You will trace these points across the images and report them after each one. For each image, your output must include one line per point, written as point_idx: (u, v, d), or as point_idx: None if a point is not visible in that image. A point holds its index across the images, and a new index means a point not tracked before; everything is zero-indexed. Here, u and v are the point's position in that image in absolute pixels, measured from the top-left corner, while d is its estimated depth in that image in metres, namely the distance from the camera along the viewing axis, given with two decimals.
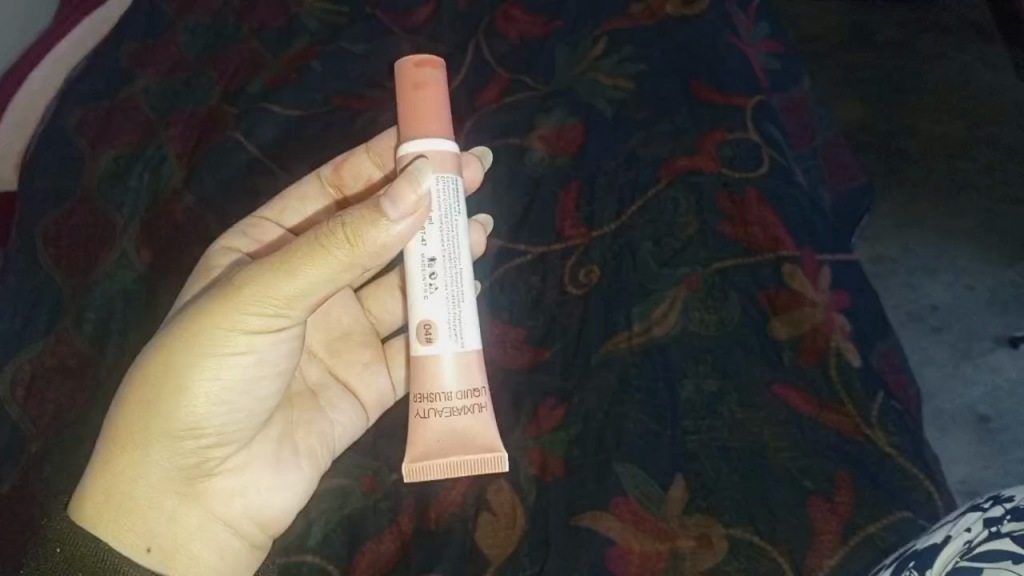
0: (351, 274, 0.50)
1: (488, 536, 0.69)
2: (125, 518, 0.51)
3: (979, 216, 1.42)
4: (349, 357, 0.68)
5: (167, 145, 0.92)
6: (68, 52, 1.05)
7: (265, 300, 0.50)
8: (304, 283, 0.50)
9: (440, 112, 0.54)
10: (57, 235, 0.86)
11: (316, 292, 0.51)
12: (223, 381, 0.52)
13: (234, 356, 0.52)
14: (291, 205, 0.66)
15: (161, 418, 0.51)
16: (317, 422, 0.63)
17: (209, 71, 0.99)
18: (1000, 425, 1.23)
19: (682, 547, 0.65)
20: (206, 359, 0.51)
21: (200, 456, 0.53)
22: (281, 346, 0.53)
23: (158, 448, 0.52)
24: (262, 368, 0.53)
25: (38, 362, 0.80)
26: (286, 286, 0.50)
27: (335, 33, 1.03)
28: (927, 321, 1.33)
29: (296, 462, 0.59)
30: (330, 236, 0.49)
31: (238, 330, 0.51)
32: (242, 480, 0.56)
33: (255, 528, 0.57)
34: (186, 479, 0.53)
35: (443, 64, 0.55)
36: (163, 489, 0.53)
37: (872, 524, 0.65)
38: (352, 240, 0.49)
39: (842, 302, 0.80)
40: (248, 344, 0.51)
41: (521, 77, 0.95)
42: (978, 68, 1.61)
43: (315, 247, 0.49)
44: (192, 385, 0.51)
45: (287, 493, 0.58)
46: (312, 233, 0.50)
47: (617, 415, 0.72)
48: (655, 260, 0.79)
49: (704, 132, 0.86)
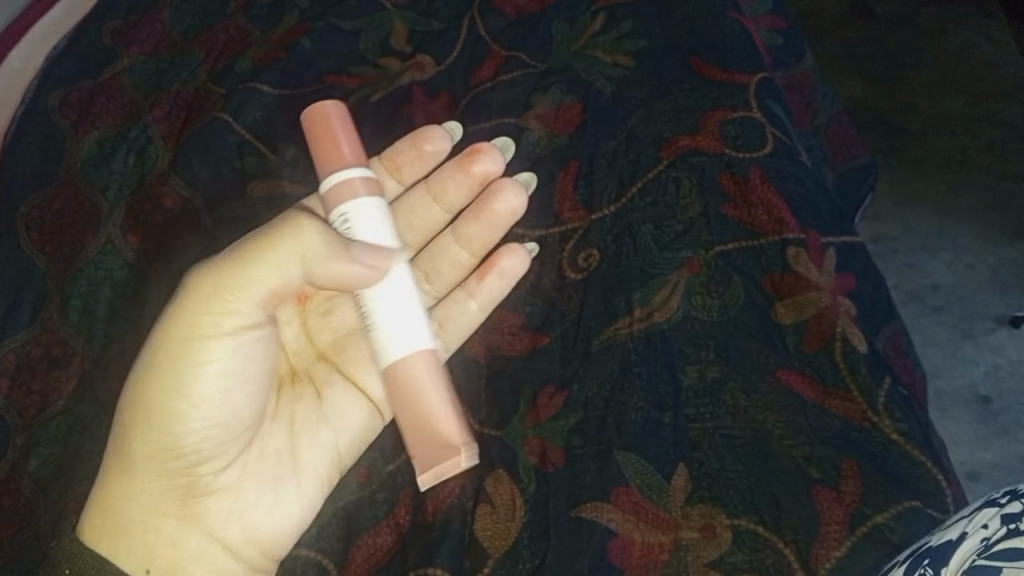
0: (297, 267, 0.55)
1: (487, 529, 0.68)
2: (123, 541, 0.57)
3: (981, 194, 1.41)
4: (353, 352, 0.68)
5: (153, 126, 0.89)
6: (50, 30, 1.01)
7: (215, 315, 0.56)
8: (249, 292, 0.55)
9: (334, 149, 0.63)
10: (39, 220, 0.84)
11: (263, 289, 0.55)
12: (189, 394, 0.57)
13: (198, 369, 0.57)
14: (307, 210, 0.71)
15: (143, 442, 0.58)
16: (321, 435, 0.64)
17: (196, 50, 0.96)
18: (1002, 406, 1.22)
19: (685, 539, 0.64)
20: (174, 379, 0.57)
21: (187, 475, 0.59)
22: (244, 352, 0.58)
23: (144, 469, 0.58)
24: (230, 381, 0.58)
25: (22, 351, 0.78)
26: (234, 292, 0.55)
27: (325, 8, 1.00)
28: (927, 301, 1.31)
29: (294, 480, 0.63)
30: (270, 242, 0.54)
31: (197, 341, 0.56)
32: (234, 498, 0.60)
33: (255, 547, 0.61)
34: (180, 500, 0.59)
35: (325, 103, 0.64)
36: (159, 512, 0.59)
37: (879, 513, 0.63)
38: (291, 238, 0.54)
39: (847, 285, 0.78)
40: (208, 354, 0.57)
41: (518, 55, 0.92)
42: (980, 43, 1.59)
43: (255, 251, 0.54)
44: (163, 406, 0.57)
45: (284, 509, 0.62)
46: (254, 241, 0.55)
47: (619, 403, 0.71)
48: (656, 244, 0.77)
49: (706, 111, 0.83)
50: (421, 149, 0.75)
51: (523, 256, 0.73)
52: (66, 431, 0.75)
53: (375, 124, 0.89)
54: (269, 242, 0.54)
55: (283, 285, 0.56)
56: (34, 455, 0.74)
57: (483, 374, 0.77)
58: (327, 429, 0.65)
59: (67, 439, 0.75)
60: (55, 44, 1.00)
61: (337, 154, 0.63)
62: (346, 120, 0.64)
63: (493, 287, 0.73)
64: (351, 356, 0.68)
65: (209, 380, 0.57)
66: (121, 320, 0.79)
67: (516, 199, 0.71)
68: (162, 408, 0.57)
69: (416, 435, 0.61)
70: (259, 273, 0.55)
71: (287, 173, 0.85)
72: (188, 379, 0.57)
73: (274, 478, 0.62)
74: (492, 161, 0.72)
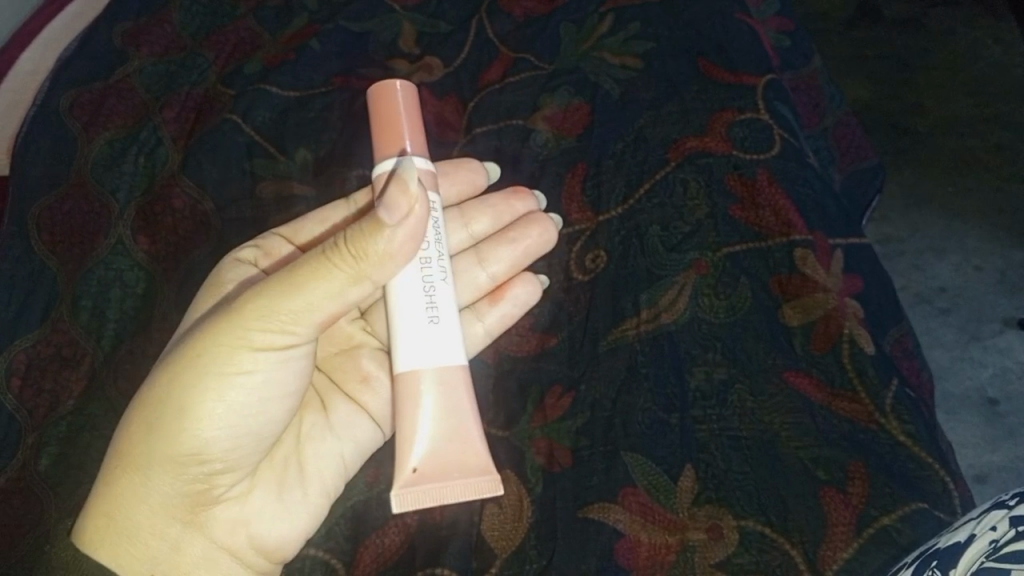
0: (356, 287, 0.53)
1: (495, 530, 0.68)
2: (128, 544, 0.55)
3: (989, 196, 1.40)
4: (350, 368, 0.69)
5: (163, 128, 0.90)
6: (60, 32, 1.02)
7: (266, 325, 0.54)
8: (302, 305, 0.53)
9: (399, 134, 0.59)
10: (50, 221, 0.84)
11: (316, 311, 0.54)
12: (224, 403, 0.56)
13: (236, 379, 0.56)
14: (309, 224, 0.70)
15: (165, 446, 0.55)
16: (327, 446, 0.65)
17: (205, 52, 0.97)
18: (1009, 409, 1.21)
19: (692, 539, 0.64)
20: (209, 385, 0.55)
21: (203, 482, 0.57)
22: (282, 368, 0.57)
23: (160, 474, 0.56)
24: (264, 395, 0.57)
25: (33, 351, 0.78)
26: (289, 305, 0.53)
27: (334, 10, 1.00)
28: (935, 303, 1.31)
29: (301, 490, 0.63)
30: (336, 254, 0.52)
31: (242, 352, 0.55)
32: (243, 506, 0.60)
33: (258, 555, 0.61)
34: (188, 504, 0.58)
35: (394, 82, 0.60)
36: (166, 514, 0.57)
37: (886, 515, 0.63)
38: (357, 255, 0.52)
39: (854, 287, 0.78)
40: (250, 366, 0.55)
41: (525, 56, 0.92)
42: (988, 45, 1.58)
43: (319, 264, 0.53)
44: (196, 410, 0.55)
45: (290, 517, 0.62)
46: (319, 251, 0.53)
47: (626, 404, 0.71)
48: (664, 245, 0.77)
49: (714, 112, 0.83)
50: (456, 176, 0.75)
51: (536, 287, 0.74)
52: (76, 430, 0.76)
53: None
54: (329, 259, 0.52)
55: (334, 309, 0.55)
56: (45, 455, 0.75)
57: (490, 375, 0.77)
58: (333, 440, 0.66)
59: (78, 438, 0.76)
60: (65, 46, 1.00)
61: (401, 137, 0.59)
62: (415, 105, 0.60)
63: (506, 312, 0.73)
64: (346, 369, 0.69)
65: (246, 392, 0.56)
66: (131, 320, 0.81)
67: (551, 231, 0.74)
68: (194, 413, 0.55)
69: (441, 448, 0.56)
70: (316, 287, 0.53)
71: (295, 175, 0.86)
72: (226, 388, 0.55)
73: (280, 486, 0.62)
74: (535, 206, 0.76)
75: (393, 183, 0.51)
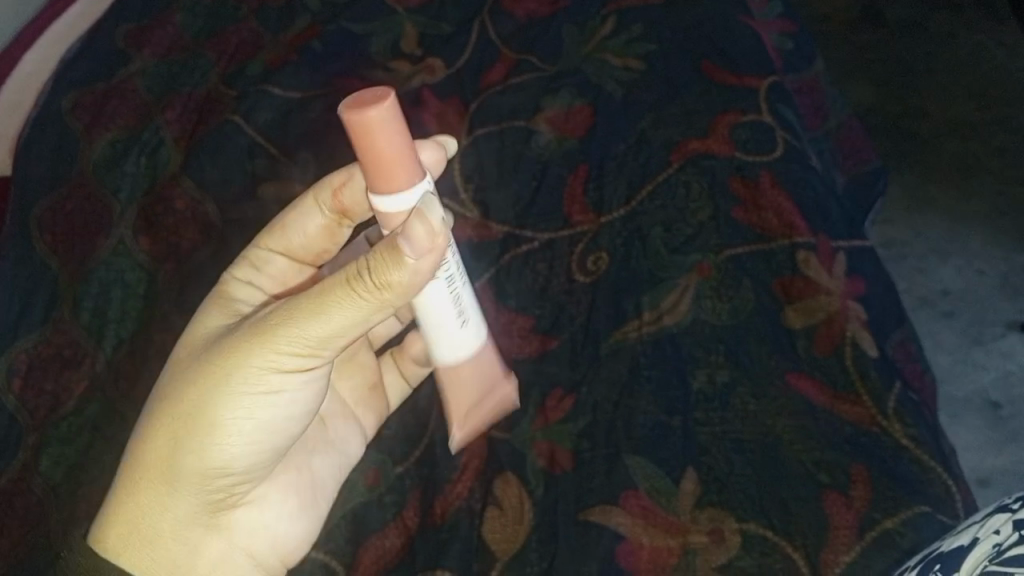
0: (382, 313, 0.50)
1: (496, 532, 0.68)
2: (148, 550, 0.53)
3: (992, 199, 1.40)
4: (352, 378, 0.66)
5: (164, 128, 0.89)
6: (63, 33, 1.02)
7: (293, 346, 0.51)
8: (336, 327, 0.50)
9: (408, 164, 0.49)
10: (52, 222, 0.84)
11: (345, 333, 0.51)
12: (251, 423, 0.52)
13: (262, 399, 0.52)
14: (294, 225, 0.60)
15: (190, 458, 0.52)
16: (333, 453, 0.63)
17: (207, 53, 0.97)
18: (1012, 412, 1.21)
19: (693, 543, 0.64)
20: (234, 403, 0.52)
21: (224, 493, 0.55)
22: (309, 385, 0.54)
23: (182, 485, 0.53)
24: (290, 413, 0.54)
25: (33, 352, 0.79)
26: (316, 328, 0.50)
27: (336, 12, 1.00)
28: (937, 306, 1.31)
29: (315, 496, 0.61)
30: (361, 278, 0.49)
31: (269, 371, 0.52)
32: (262, 512, 0.58)
33: (274, 557, 0.60)
34: (208, 513, 0.55)
35: (389, 98, 0.47)
36: (186, 522, 0.55)
37: (888, 519, 0.63)
38: (380, 282, 0.48)
39: (857, 289, 0.77)
40: (277, 384, 0.52)
41: (528, 59, 0.92)
42: (991, 48, 1.58)
43: (345, 286, 0.49)
44: (222, 428, 0.52)
45: (305, 521, 0.61)
46: (346, 271, 0.49)
47: (627, 407, 0.71)
48: (666, 247, 0.77)
49: (716, 115, 0.83)
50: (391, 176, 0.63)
51: None
52: (77, 431, 0.76)
53: None
54: (352, 283, 0.49)
55: (363, 329, 0.51)
56: (45, 456, 0.74)
57: None
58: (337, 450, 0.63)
59: (78, 439, 0.75)
60: (68, 47, 1.00)
61: (408, 168, 0.49)
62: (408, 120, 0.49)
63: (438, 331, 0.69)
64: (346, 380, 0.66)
65: (271, 411, 0.53)
66: (132, 321, 0.80)
67: None
68: (218, 433, 0.52)
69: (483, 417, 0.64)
70: (348, 310, 0.50)
71: (296, 174, 0.86)
72: (251, 409, 0.52)
73: (297, 493, 0.60)
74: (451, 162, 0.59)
75: (412, 215, 0.48)
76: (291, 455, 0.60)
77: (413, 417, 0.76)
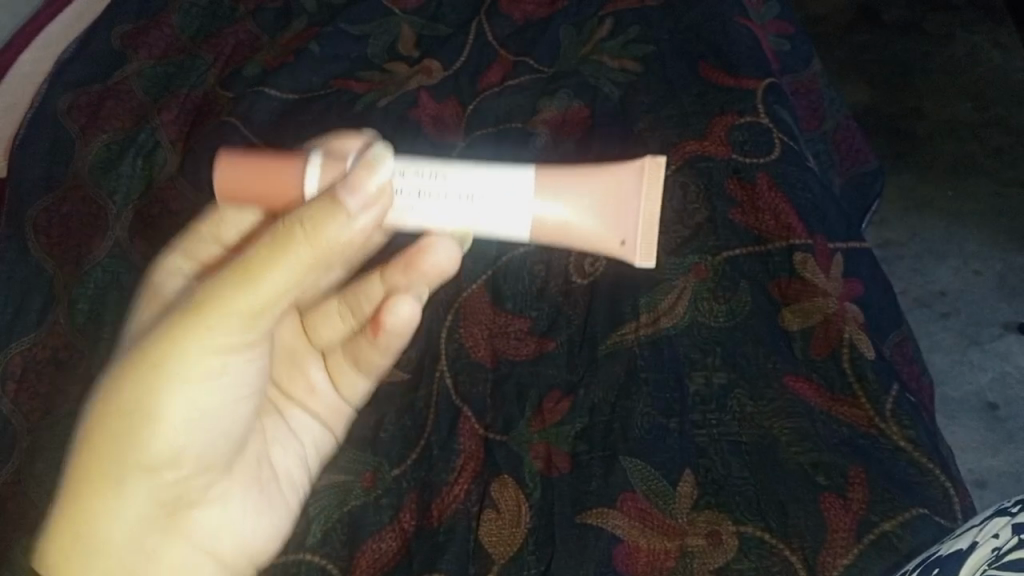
0: (316, 273, 0.47)
1: (492, 536, 0.67)
2: (103, 562, 0.52)
3: (988, 199, 1.41)
4: (297, 372, 0.66)
5: (161, 131, 0.89)
6: (60, 35, 1.01)
7: (224, 322, 0.48)
8: (271, 299, 0.47)
9: (270, 169, 0.49)
10: (48, 223, 0.84)
11: (278, 304, 0.48)
12: (195, 409, 0.51)
13: (206, 382, 0.51)
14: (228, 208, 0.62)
15: (135, 453, 0.51)
16: (287, 445, 0.64)
17: (204, 54, 0.96)
18: (1009, 414, 1.21)
19: (691, 546, 0.64)
20: (172, 388, 0.50)
21: (178, 489, 0.54)
22: (249, 366, 0.53)
23: (130, 485, 0.52)
24: (232, 396, 0.53)
25: (29, 354, 0.78)
26: (245, 301, 0.47)
27: (334, 13, 1.00)
28: (935, 307, 1.31)
29: (273, 486, 0.62)
30: (290, 234, 0.46)
31: (210, 354, 0.50)
32: (222, 510, 0.57)
33: (237, 555, 0.59)
34: (165, 511, 0.54)
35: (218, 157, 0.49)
36: (139, 526, 0.53)
37: (886, 521, 0.63)
38: (314, 237, 0.46)
39: (854, 292, 0.76)
40: (220, 366, 0.51)
41: (525, 61, 0.92)
42: (987, 49, 1.58)
43: (275, 244, 0.46)
44: (167, 417, 0.51)
45: (269, 518, 0.61)
46: (272, 230, 0.47)
47: (625, 408, 0.71)
48: (664, 249, 0.77)
49: (714, 116, 0.82)
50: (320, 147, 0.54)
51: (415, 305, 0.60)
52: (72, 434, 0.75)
53: (382, 125, 0.87)
54: (279, 244, 0.46)
55: (296, 296, 0.49)
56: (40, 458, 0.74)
57: (488, 379, 0.76)
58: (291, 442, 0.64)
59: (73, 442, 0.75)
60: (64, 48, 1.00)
61: (282, 171, 0.49)
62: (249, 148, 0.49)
63: (391, 343, 0.63)
64: (295, 379, 0.66)
65: (216, 391, 0.52)
66: None
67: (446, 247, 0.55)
68: (164, 419, 0.51)
69: (605, 235, 0.52)
70: (276, 274, 0.46)
71: None
72: (194, 393, 0.51)
73: (255, 487, 0.60)
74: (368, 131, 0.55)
75: (359, 167, 0.46)
76: (246, 451, 0.59)
77: (409, 418, 0.75)
